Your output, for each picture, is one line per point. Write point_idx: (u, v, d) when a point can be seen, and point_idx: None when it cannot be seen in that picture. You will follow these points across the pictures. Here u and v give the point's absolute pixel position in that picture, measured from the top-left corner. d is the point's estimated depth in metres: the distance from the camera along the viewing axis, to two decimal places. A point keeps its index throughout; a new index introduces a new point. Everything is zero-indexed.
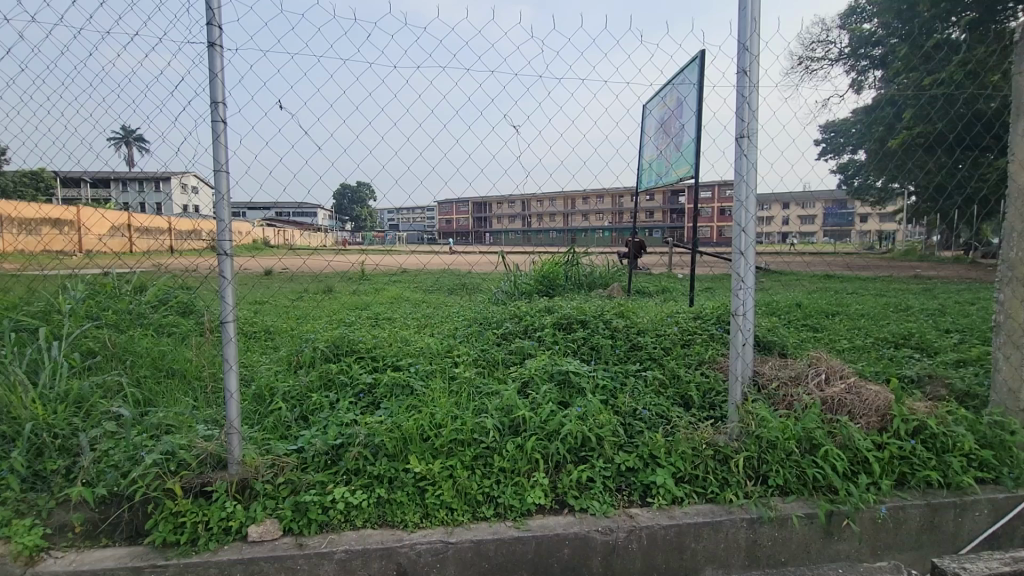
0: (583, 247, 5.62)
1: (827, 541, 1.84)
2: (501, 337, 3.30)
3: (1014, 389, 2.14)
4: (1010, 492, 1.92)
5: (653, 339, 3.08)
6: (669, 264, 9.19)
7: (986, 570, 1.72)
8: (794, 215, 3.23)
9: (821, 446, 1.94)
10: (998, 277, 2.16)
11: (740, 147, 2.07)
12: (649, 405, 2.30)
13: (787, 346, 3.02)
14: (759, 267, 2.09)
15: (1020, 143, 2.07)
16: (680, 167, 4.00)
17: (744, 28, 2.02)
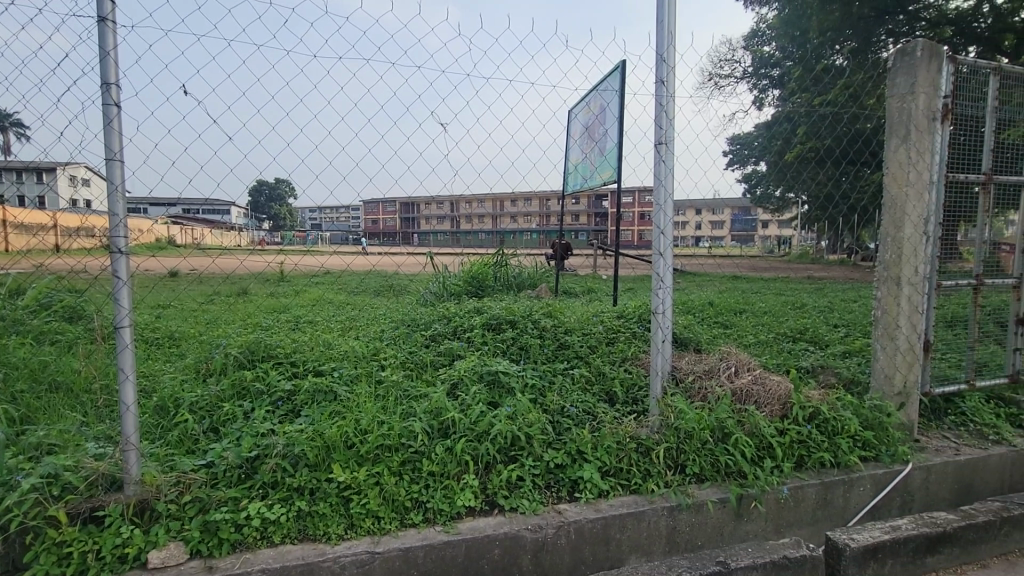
0: (511, 248, 5.68)
1: (738, 523, 1.98)
2: (430, 339, 3.26)
3: (889, 376, 2.41)
4: (888, 467, 2.16)
5: (580, 338, 3.17)
6: (594, 266, 9.52)
7: (870, 539, 1.92)
8: (706, 220, 3.45)
9: (731, 434, 2.09)
10: (876, 277, 2.43)
11: (659, 154, 2.18)
12: (576, 402, 2.37)
13: (701, 342, 3.22)
14: (677, 268, 2.21)
15: (893, 158, 2.34)
16: (604, 170, 4.14)
17: (661, 41, 2.13)
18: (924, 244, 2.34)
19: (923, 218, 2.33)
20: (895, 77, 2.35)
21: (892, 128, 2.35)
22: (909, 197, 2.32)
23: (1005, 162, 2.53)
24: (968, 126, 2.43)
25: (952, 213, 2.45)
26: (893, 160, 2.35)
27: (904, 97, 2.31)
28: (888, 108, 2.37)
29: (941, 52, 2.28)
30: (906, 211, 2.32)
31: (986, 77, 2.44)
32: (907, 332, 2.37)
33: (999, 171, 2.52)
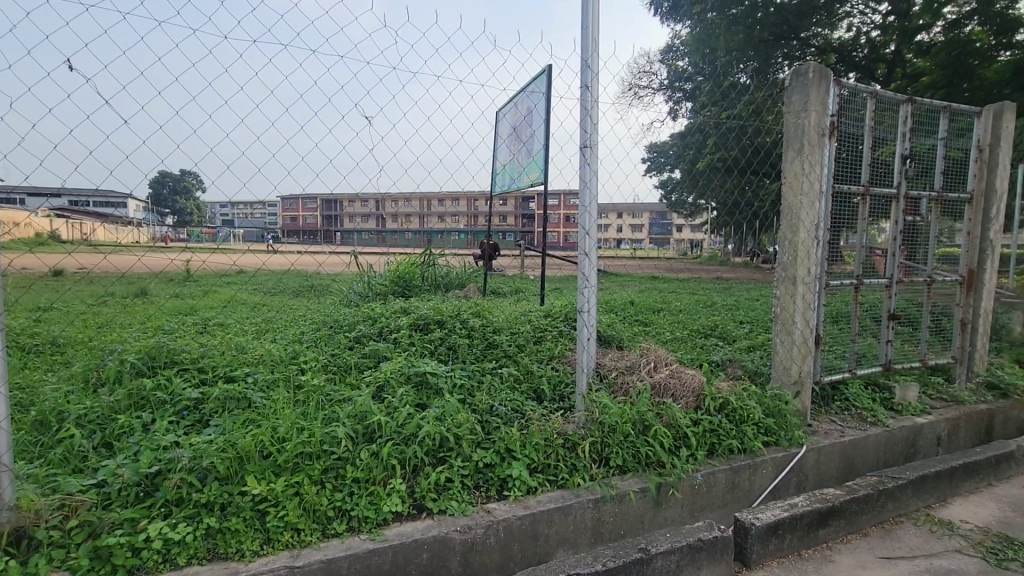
0: (439, 248, 5.62)
1: (657, 510, 2.08)
2: (354, 340, 3.14)
3: (787, 367, 2.65)
4: (786, 451, 2.37)
5: (508, 337, 3.19)
6: (521, 267, 9.64)
7: (772, 517, 2.10)
8: (627, 223, 3.61)
9: (651, 427, 2.19)
10: (775, 277, 2.66)
11: (584, 157, 2.24)
12: (504, 400, 2.38)
13: (623, 339, 3.36)
14: (600, 268, 2.29)
15: (790, 168, 2.57)
16: (531, 172, 4.21)
17: (586, 48, 2.20)
18: (815, 248, 2.60)
19: (814, 223, 2.59)
20: (792, 96, 2.59)
21: (789, 141, 2.59)
22: (803, 204, 2.56)
23: (880, 176, 2.86)
24: (850, 143, 2.73)
25: (838, 220, 2.74)
26: (790, 171, 2.58)
27: (799, 114, 2.55)
28: (785, 123, 2.60)
29: (829, 75, 2.54)
30: (800, 217, 2.56)
31: (865, 100, 2.75)
32: (801, 327, 2.62)
33: (875, 184, 2.85)
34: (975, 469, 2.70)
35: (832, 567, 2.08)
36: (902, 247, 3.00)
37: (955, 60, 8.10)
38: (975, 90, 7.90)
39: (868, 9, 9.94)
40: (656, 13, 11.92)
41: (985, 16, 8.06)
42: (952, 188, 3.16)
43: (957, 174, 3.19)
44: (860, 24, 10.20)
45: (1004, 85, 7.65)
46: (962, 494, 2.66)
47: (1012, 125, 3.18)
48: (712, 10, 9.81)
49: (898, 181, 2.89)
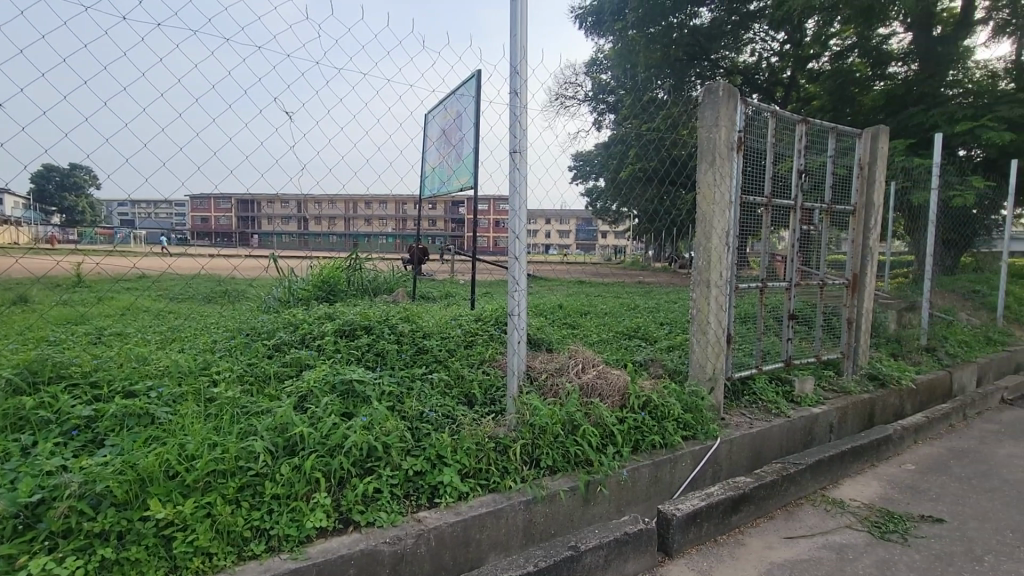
0: (366, 252, 5.46)
1: (586, 507, 2.14)
2: (274, 349, 2.96)
3: (703, 365, 2.82)
4: (702, 444, 2.53)
5: (438, 342, 3.16)
6: (451, 271, 9.58)
7: (691, 507, 2.23)
8: (555, 229, 3.68)
9: (580, 426, 2.25)
10: (691, 281, 2.83)
11: (513, 162, 2.27)
12: (435, 406, 2.35)
13: (552, 342, 3.43)
14: (530, 271, 2.33)
15: (703, 179, 2.74)
16: (461, 175, 4.21)
17: (515, 55, 2.23)
18: (726, 253, 2.80)
19: (725, 231, 2.78)
20: (705, 112, 2.77)
21: (702, 154, 2.76)
22: (715, 213, 2.74)
23: (780, 189, 3.14)
24: (754, 158, 2.97)
25: (745, 228, 2.96)
26: (703, 181, 2.75)
27: (710, 129, 2.74)
28: (699, 137, 2.78)
29: (736, 94, 2.75)
30: (713, 225, 2.75)
31: (767, 119, 3.00)
32: (715, 328, 2.80)
33: (776, 196, 3.12)
34: (860, 452, 3.01)
35: (744, 550, 2.23)
36: (799, 253, 3.31)
37: (839, 87, 9.30)
38: (855, 114, 8.95)
39: (767, 37, 10.78)
40: (581, 27, 12.35)
41: (863, 49, 9.18)
42: (839, 201, 3.53)
43: (843, 188, 3.56)
44: (761, 51, 11.10)
45: (879, 111, 8.65)
46: (851, 475, 2.96)
47: (886, 147, 3.60)
48: (632, 27, 10.40)
49: (795, 194, 3.18)
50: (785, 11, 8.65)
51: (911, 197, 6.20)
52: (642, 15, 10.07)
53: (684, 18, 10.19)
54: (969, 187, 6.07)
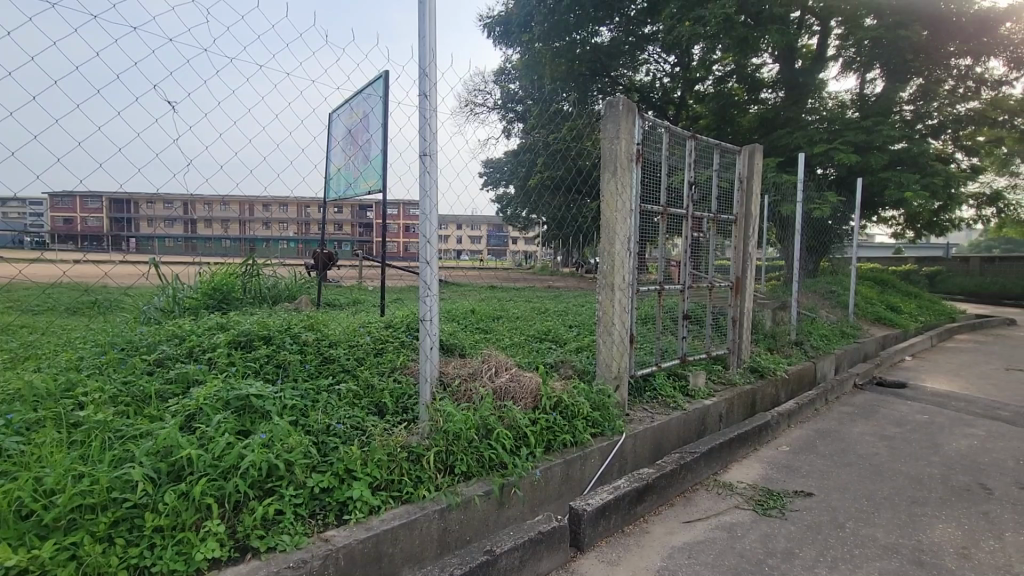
0: (263, 257, 5.10)
1: (501, 510, 2.15)
2: (155, 364, 2.66)
3: (609, 364, 2.96)
4: (610, 439, 2.65)
5: (346, 351, 3.02)
6: (359, 277, 9.23)
7: (601, 501, 2.33)
8: (466, 235, 3.66)
9: (494, 429, 2.26)
10: (598, 285, 2.97)
11: (424, 165, 2.24)
12: (343, 418, 2.24)
13: (465, 347, 3.42)
14: (442, 276, 2.31)
15: (607, 189, 2.89)
16: (369, 178, 4.10)
17: (424, 56, 2.20)
18: (628, 258, 2.97)
19: (627, 237, 2.95)
20: (608, 125, 2.92)
21: (605, 164, 2.91)
22: (617, 220, 2.90)
23: (674, 199, 3.39)
24: (651, 169, 3.19)
25: (644, 235, 3.17)
26: (607, 190, 2.90)
27: (612, 139, 2.90)
28: (602, 147, 2.93)
29: (635, 108, 2.93)
30: (616, 231, 2.90)
31: (662, 134, 3.23)
32: (619, 329, 2.96)
33: (671, 205, 3.37)
34: (745, 438, 3.33)
35: (648, 537, 2.37)
36: (691, 259, 3.59)
37: (722, 108, 10.39)
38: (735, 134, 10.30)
39: (661, 58, 11.42)
40: (489, 36, 12.59)
41: (741, 76, 10.30)
42: (723, 211, 3.89)
43: (727, 200, 3.93)
44: (655, 71, 11.64)
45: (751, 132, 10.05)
46: (738, 459, 3.26)
47: (760, 163, 4.04)
48: (539, 40, 11.03)
49: (687, 203, 3.46)
50: (675, 36, 9.37)
51: (781, 209, 7.01)
52: (547, 30, 10.74)
53: (586, 35, 10.87)
54: (826, 201, 6.98)
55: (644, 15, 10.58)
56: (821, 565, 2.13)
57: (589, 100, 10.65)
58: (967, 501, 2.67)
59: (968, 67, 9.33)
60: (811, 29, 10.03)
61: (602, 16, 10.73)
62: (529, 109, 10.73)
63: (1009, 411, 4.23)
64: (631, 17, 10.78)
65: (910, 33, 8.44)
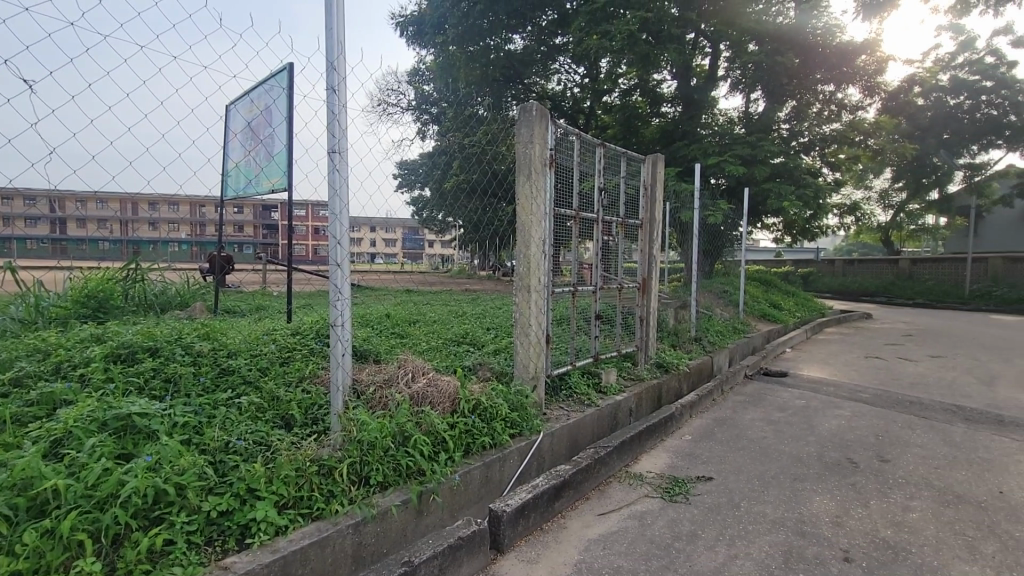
0: (149, 261, 4.60)
1: (419, 518, 2.09)
2: (10, 385, 2.29)
3: (526, 365, 3.01)
4: (527, 439, 2.67)
5: (247, 362, 2.81)
6: (263, 282, 8.64)
7: (519, 501, 2.35)
8: (380, 237, 3.54)
9: (411, 436, 2.20)
10: (514, 287, 3.01)
11: (333, 162, 2.13)
12: (244, 433, 2.07)
13: (379, 352, 3.31)
14: (353, 279, 2.22)
15: (522, 192, 2.93)
16: (272, 176, 3.85)
17: (332, 49, 2.10)
18: (542, 261, 3.03)
19: (541, 240, 3.01)
20: (523, 129, 2.96)
21: (520, 167, 2.95)
22: (532, 223, 2.95)
23: (585, 204, 3.52)
24: (564, 174, 3.28)
25: (558, 238, 3.25)
26: (522, 194, 2.95)
27: (526, 144, 2.94)
28: (517, 151, 2.97)
29: (548, 114, 3.00)
30: (530, 234, 2.95)
31: (573, 141, 3.33)
32: (535, 329, 3.01)
33: (582, 209, 3.50)
34: (653, 430, 3.53)
35: (565, 532, 2.43)
36: (602, 261, 3.74)
37: (627, 119, 11.05)
38: (639, 142, 10.90)
39: (571, 69, 11.84)
40: (402, 35, 12.37)
41: (644, 90, 10.97)
42: (630, 216, 4.10)
43: (633, 205, 4.15)
44: (566, 81, 12.02)
45: (656, 142, 10.72)
46: (647, 450, 3.45)
47: (663, 172, 4.31)
48: (453, 43, 11.00)
49: (597, 208, 3.61)
50: (584, 48, 9.76)
51: (682, 215, 7.54)
52: (461, 33, 10.73)
53: (499, 42, 10.93)
54: (719, 209, 7.62)
55: (555, 26, 10.93)
56: (721, 543, 2.31)
57: (502, 105, 10.77)
58: (839, 474, 3.03)
59: (831, 93, 10.66)
60: (704, 50, 10.93)
61: (515, 24, 10.97)
62: (443, 111, 10.66)
63: (869, 394, 4.86)
64: (542, 27, 11.09)
65: (785, 59, 9.46)
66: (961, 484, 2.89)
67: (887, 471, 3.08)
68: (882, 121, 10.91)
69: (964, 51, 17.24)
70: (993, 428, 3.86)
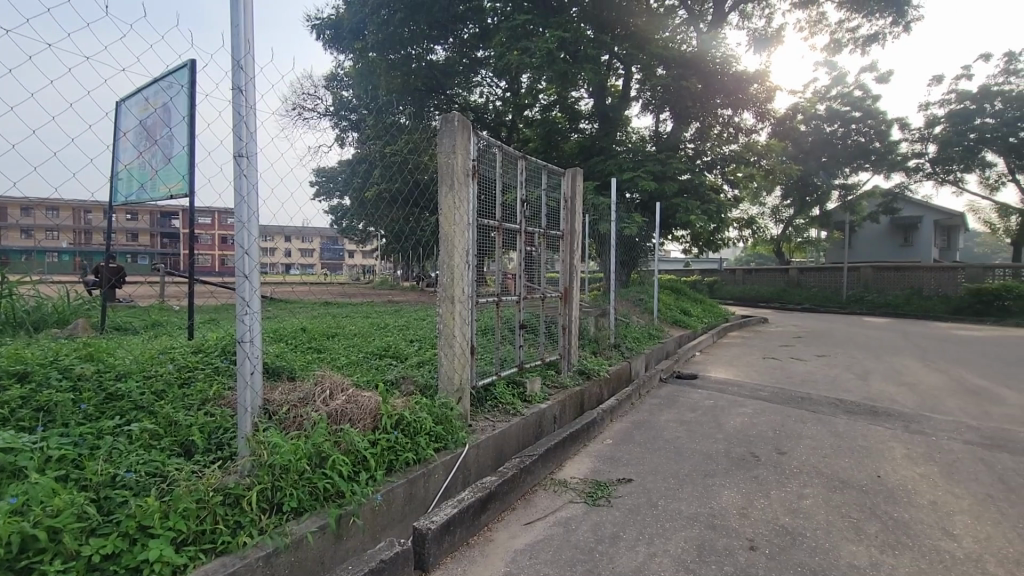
0: (19, 274, 4.06)
1: (338, 545, 1.97)
2: None
3: (450, 376, 2.97)
4: (453, 452, 2.62)
5: (138, 385, 2.52)
6: (160, 295, 7.89)
7: (444, 517, 2.30)
8: (295, 247, 3.35)
9: (328, 457, 2.09)
10: (438, 298, 2.97)
11: (239, 167, 2.00)
12: (135, 464, 1.86)
13: (294, 369, 3.13)
14: (264, 290, 2.09)
15: (445, 203, 2.90)
16: (170, 181, 3.55)
17: (238, 47, 1.98)
18: (466, 271, 3.02)
19: (464, 250, 3.00)
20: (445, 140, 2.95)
21: (442, 178, 2.93)
22: (456, 234, 2.94)
23: (508, 215, 3.55)
24: (486, 186, 3.30)
25: (480, 249, 3.25)
26: (445, 204, 2.92)
27: (448, 155, 2.93)
28: (439, 162, 2.95)
29: (470, 126, 3.01)
30: (454, 244, 2.93)
31: (496, 153, 3.37)
32: (459, 341, 2.99)
33: (505, 221, 3.53)
34: (575, 436, 3.62)
35: (492, 545, 2.41)
36: (524, 272, 3.79)
37: (547, 134, 11.38)
38: (559, 156, 11.28)
39: (492, 83, 12.03)
40: (318, 38, 11.96)
41: (562, 106, 11.36)
42: (552, 227, 4.20)
43: (555, 217, 4.26)
44: (488, 93, 12.09)
45: (574, 157, 11.16)
46: (571, 456, 3.52)
47: (582, 186, 4.47)
48: (372, 49, 10.81)
49: (519, 219, 3.66)
50: (505, 63, 9.99)
51: (600, 227, 7.86)
52: (381, 40, 10.58)
53: (421, 51, 10.97)
54: (632, 221, 8.06)
55: (476, 40, 11.09)
56: (642, 543, 2.39)
57: (424, 114, 10.70)
58: (744, 468, 3.27)
59: (729, 116, 11.64)
60: (618, 72, 11.54)
61: (436, 35, 11.03)
62: (362, 118, 10.39)
63: (767, 391, 5.31)
64: (464, 40, 11.24)
65: (689, 84, 10.24)
66: (845, 470, 3.23)
67: (784, 462, 3.37)
68: (772, 144, 12.09)
69: (837, 85, 19.54)
70: (869, 419, 4.35)
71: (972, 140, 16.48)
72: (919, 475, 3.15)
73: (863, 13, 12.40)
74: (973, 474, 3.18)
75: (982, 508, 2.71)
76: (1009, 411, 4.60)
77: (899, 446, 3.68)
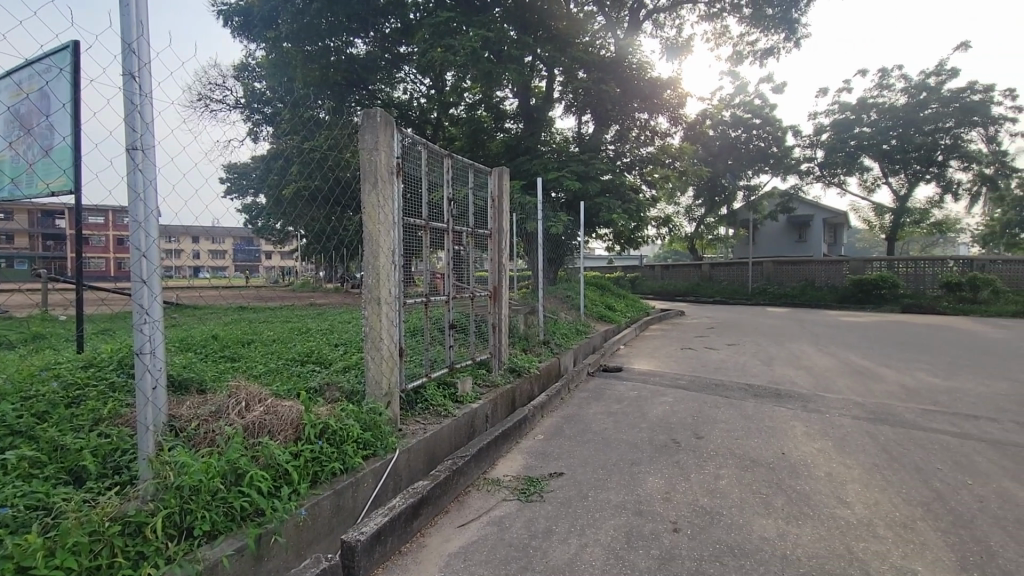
0: None
1: (258, 566, 1.83)
2: None
3: (378, 380, 2.88)
4: (382, 459, 2.54)
5: (13, 407, 2.21)
6: (43, 304, 7.01)
7: (374, 527, 2.22)
8: (204, 248, 3.08)
9: (245, 473, 1.95)
10: (363, 299, 2.85)
11: (133, 161, 1.81)
12: (11, 497, 1.63)
13: (205, 381, 2.89)
14: (166, 297, 1.91)
15: (369, 202, 2.80)
16: (50, 177, 2.98)
17: (128, 28, 1.78)
18: (392, 272, 2.94)
19: (388, 249, 2.90)
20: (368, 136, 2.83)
21: (365, 176, 2.81)
22: (380, 232, 2.84)
23: (435, 214, 3.50)
24: (411, 184, 3.22)
25: (406, 248, 3.17)
26: (368, 203, 2.82)
27: (371, 152, 2.81)
28: (361, 159, 2.83)
29: (393, 123, 2.92)
30: (379, 244, 2.83)
31: (421, 150, 3.30)
32: (387, 343, 2.90)
33: (431, 219, 3.47)
34: (507, 434, 3.64)
35: (425, 551, 2.36)
36: (453, 271, 3.75)
37: (473, 133, 11.37)
38: (485, 155, 11.29)
39: (416, 79, 11.79)
40: (225, 25, 11.16)
41: (487, 105, 11.38)
42: (480, 226, 4.19)
43: (483, 217, 4.25)
44: (412, 90, 11.85)
45: (501, 156, 11.23)
46: (503, 454, 3.53)
47: (508, 185, 4.49)
48: (286, 39, 10.25)
49: (446, 218, 3.61)
50: (429, 59, 9.84)
51: (527, 226, 7.96)
52: (296, 30, 10.05)
53: (340, 44, 10.57)
54: (558, 220, 8.24)
55: (398, 35, 10.84)
56: (574, 535, 2.45)
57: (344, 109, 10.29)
58: (667, 454, 3.45)
59: (646, 120, 12.20)
60: (541, 73, 11.73)
61: (356, 28, 10.64)
62: (277, 112, 9.81)
63: (686, 380, 5.63)
64: (385, 34, 10.95)
65: (608, 88, 10.66)
66: (755, 450, 3.49)
67: (702, 446, 3.59)
68: (685, 147, 12.83)
69: (740, 93, 21.11)
70: (774, 401, 4.75)
71: (853, 147, 18.46)
72: (817, 450, 3.48)
73: (760, 28, 13.48)
74: (861, 447, 3.55)
75: (869, 476, 3.05)
76: (887, 388, 5.20)
77: (800, 424, 4.04)
